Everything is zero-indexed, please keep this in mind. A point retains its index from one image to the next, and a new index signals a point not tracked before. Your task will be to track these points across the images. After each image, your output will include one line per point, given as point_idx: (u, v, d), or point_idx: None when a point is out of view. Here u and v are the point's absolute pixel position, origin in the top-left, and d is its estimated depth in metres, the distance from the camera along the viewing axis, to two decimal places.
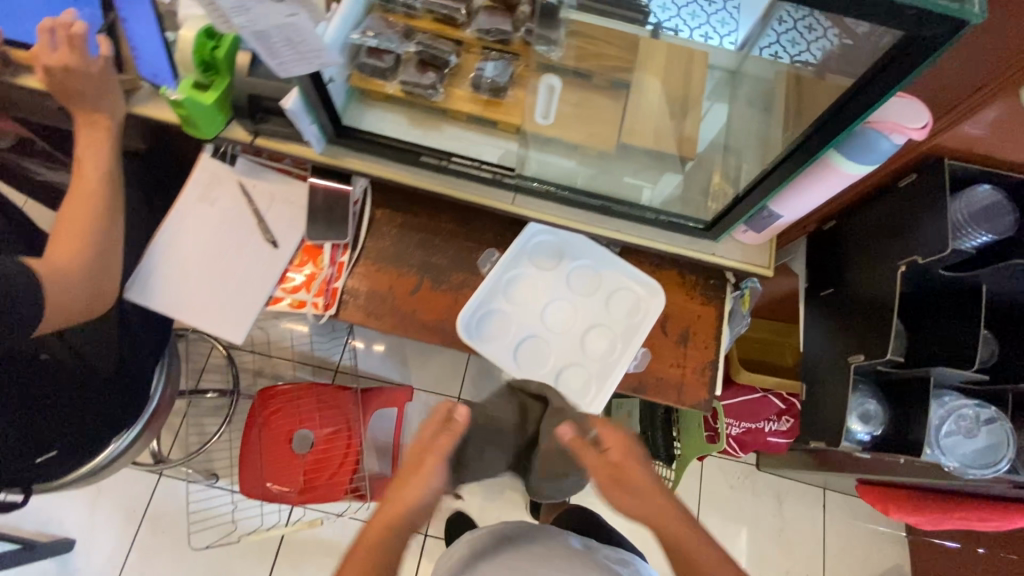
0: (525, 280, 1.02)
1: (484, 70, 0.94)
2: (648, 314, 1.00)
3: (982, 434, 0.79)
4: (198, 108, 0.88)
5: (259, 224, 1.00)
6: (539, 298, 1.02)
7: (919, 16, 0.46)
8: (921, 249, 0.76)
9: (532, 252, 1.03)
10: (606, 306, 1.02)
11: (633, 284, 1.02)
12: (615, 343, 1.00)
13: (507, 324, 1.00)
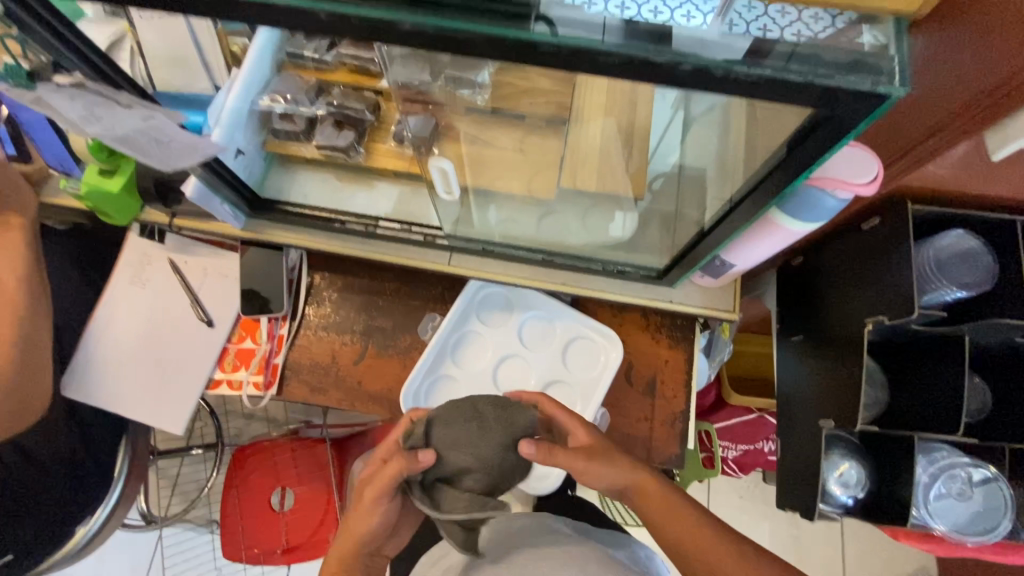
0: (473, 339, 0.95)
1: (404, 123, 0.85)
2: (608, 366, 0.93)
3: (976, 496, 0.70)
4: (104, 197, 0.83)
5: (192, 303, 0.96)
6: (490, 359, 0.94)
7: (828, 93, 0.37)
8: (892, 297, 0.65)
9: (478, 310, 0.95)
10: (563, 362, 0.94)
11: (591, 334, 0.95)
12: (575, 401, 0.92)
13: (457, 391, 0.93)
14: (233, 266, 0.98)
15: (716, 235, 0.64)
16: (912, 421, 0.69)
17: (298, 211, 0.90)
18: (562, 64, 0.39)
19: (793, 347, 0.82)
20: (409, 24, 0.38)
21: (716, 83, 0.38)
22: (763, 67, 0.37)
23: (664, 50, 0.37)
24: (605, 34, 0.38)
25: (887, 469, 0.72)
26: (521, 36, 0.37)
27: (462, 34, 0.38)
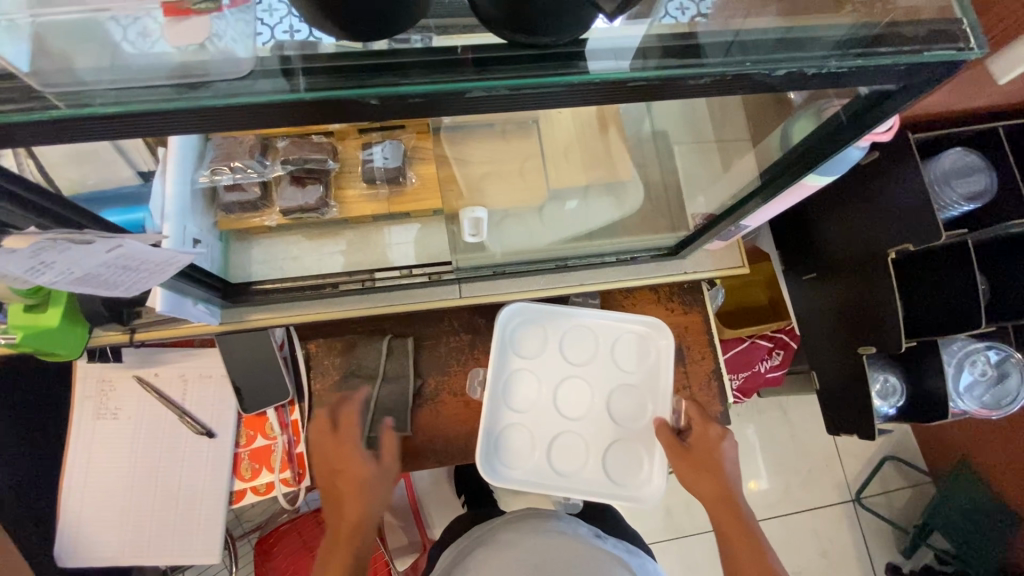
0: (520, 378, 0.89)
1: (373, 160, 0.76)
2: (660, 353, 0.91)
3: (996, 374, 0.78)
4: (47, 336, 0.69)
5: (182, 418, 0.84)
6: (546, 392, 0.89)
7: (909, 70, 0.37)
8: (897, 220, 0.68)
9: (514, 346, 0.89)
10: (617, 367, 0.91)
11: (632, 326, 0.92)
12: (644, 401, 0.90)
13: (526, 438, 0.88)
14: (215, 363, 0.86)
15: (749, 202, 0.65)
16: (934, 326, 0.74)
17: (277, 285, 0.80)
18: (643, 98, 0.36)
19: (807, 286, 0.86)
20: (479, 91, 0.33)
21: (804, 81, 0.37)
22: (851, 58, 0.35)
23: (757, 62, 0.35)
24: (693, 56, 0.35)
25: (918, 373, 0.79)
26: (612, 76, 0.33)
27: (543, 89, 0.33)
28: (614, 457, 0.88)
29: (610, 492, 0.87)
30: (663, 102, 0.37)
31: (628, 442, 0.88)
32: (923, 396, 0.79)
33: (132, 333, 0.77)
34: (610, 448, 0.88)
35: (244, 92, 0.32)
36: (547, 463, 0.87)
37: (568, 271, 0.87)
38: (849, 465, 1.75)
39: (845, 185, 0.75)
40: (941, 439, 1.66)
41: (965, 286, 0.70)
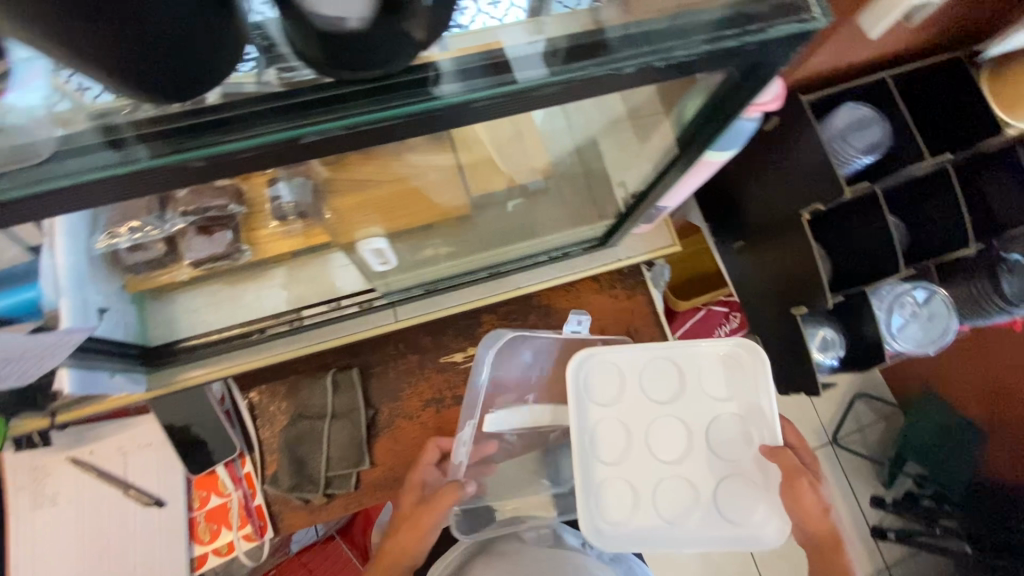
0: (601, 427, 0.75)
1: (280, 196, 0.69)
2: (754, 375, 0.74)
3: (927, 312, 0.81)
4: None
5: (127, 492, 0.80)
6: (636, 437, 0.75)
7: (761, 47, 0.36)
8: (807, 184, 0.69)
9: (592, 390, 0.76)
10: (707, 396, 0.75)
11: (714, 348, 0.76)
12: (752, 441, 0.73)
13: (627, 497, 0.73)
14: (153, 429, 0.83)
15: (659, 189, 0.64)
16: (862, 275, 0.76)
17: (202, 340, 0.78)
18: (494, 114, 0.35)
19: (738, 252, 0.86)
20: (312, 136, 0.31)
21: (658, 74, 0.36)
22: (699, 44, 0.35)
23: (603, 63, 0.34)
24: (539, 65, 0.34)
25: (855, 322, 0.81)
26: (448, 100, 0.32)
27: (378, 124, 0.32)
28: (725, 505, 0.72)
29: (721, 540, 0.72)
30: (521, 114, 0.36)
31: (742, 486, 0.72)
32: (861, 343, 0.81)
33: (54, 417, 0.73)
34: (719, 489, 0.73)
35: (63, 175, 0.30)
36: (651, 518, 0.73)
37: (502, 278, 0.86)
38: (823, 410, 1.80)
39: (756, 153, 0.75)
40: (905, 369, 1.72)
41: (882, 235, 0.72)
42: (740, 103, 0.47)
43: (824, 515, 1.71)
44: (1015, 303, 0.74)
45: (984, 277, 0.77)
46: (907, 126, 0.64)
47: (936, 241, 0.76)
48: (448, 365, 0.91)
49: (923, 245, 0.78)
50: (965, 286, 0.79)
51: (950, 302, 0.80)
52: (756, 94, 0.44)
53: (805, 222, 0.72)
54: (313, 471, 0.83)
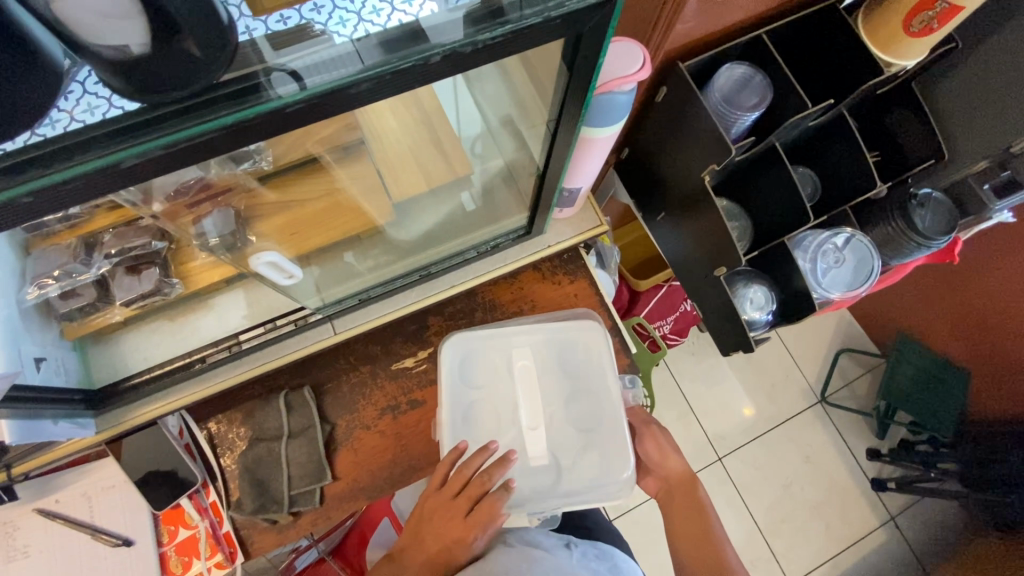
0: (479, 405, 0.85)
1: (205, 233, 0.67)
2: (601, 350, 0.89)
3: (848, 256, 0.82)
4: None
5: (95, 535, 0.81)
6: (508, 415, 0.85)
7: (567, 19, 0.38)
8: (705, 149, 0.71)
9: (467, 374, 0.86)
10: (564, 367, 0.89)
11: (570, 328, 0.90)
12: (601, 393, 0.87)
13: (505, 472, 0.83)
14: (115, 471, 0.84)
15: (550, 173, 0.66)
16: (776, 229, 0.79)
17: (146, 377, 0.79)
18: (317, 115, 0.37)
19: (661, 224, 0.89)
20: (135, 158, 0.33)
21: (470, 59, 0.38)
22: (502, 25, 0.36)
23: (407, 55, 0.35)
24: (350, 62, 0.35)
25: (781, 275, 0.82)
26: (264, 108, 0.34)
27: (201, 138, 0.34)
28: (582, 459, 0.84)
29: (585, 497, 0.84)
30: (344, 113, 0.37)
31: (592, 437, 0.85)
32: (791, 295, 0.82)
33: (8, 471, 0.74)
34: (584, 449, 0.85)
35: None
36: (529, 493, 0.83)
37: (434, 278, 0.88)
38: (808, 370, 1.79)
39: (659, 127, 0.77)
40: (879, 318, 1.73)
41: (785, 186, 0.75)
42: (583, 85, 0.49)
43: (822, 474, 1.70)
44: (931, 238, 0.77)
45: (897, 215, 0.78)
46: (787, 79, 0.66)
47: (846, 186, 0.77)
48: (400, 371, 0.93)
49: (835, 192, 0.79)
50: (883, 227, 0.81)
51: (873, 244, 0.81)
52: (596, 67, 0.45)
53: (708, 186, 0.74)
54: (275, 491, 0.84)
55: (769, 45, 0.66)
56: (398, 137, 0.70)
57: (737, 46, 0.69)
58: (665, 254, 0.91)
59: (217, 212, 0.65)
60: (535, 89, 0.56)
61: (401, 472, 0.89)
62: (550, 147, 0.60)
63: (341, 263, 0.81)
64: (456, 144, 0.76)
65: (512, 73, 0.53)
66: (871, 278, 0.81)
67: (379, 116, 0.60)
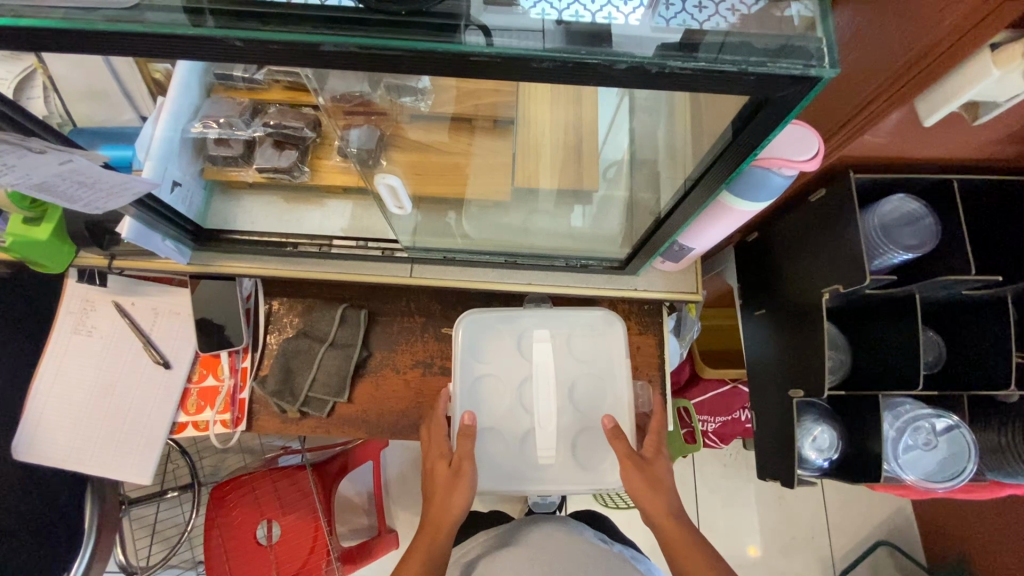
0: (485, 380, 0.88)
1: (348, 140, 0.70)
2: (613, 345, 0.90)
3: (941, 444, 0.72)
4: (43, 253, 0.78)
5: (145, 346, 0.91)
6: (510, 397, 0.88)
7: (760, 80, 0.37)
8: (838, 266, 0.66)
9: (477, 346, 0.89)
10: (573, 358, 0.90)
11: (587, 317, 0.90)
12: (606, 389, 0.89)
13: (504, 448, 0.87)
14: (186, 302, 0.93)
15: (672, 220, 0.65)
16: (876, 379, 0.73)
17: (245, 237, 0.87)
18: (494, 73, 0.39)
19: (757, 320, 0.83)
20: (330, 46, 0.36)
21: (650, 78, 0.38)
22: (696, 60, 0.36)
23: (597, 52, 0.36)
24: (538, 39, 0.37)
25: (855, 426, 0.75)
26: (451, 48, 0.36)
27: (390, 52, 0.37)
28: (581, 446, 0.88)
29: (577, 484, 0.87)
30: (513, 82, 0.39)
31: (587, 429, 0.88)
32: (859, 453, 0.75)
33: (112, 260, 0.85)
34: (578, 438, 0.88)
35: (132, 21, 0.37)
36: (523, 471, 0.87)
37: (516, 268, 0.90)
38: (837, 541, 1.62)
39: (799, 223, 0.73)
40: (938, 529, 1.53)
41: (907, 341, 0.68)
42: (743, 150, 0.47)
43: None
44: None
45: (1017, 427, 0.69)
46: (959, 235, 0.61)
47: (978, 373, 0.69)
48: (446, 336, 0.95)
49: (960, 372, 0.71)
50: (996, 433, 0.71)
51: (978, 447, 0.71)
52: (765, 138, 0.44)
53: (820, 298, 0.70)
54: (296, 385, 0.90)
55: (956, 191, 0.61)
56: (548, 127, 0.71)
57: (917, 182, 0.64)
58: (746, 350, 0.86)
59: (365, 127, 0.68)
60: (690, 139, 0.56)
61: (406, 425, 0.91)
62: (682, 194, 0.60)
63: (454, 217, 0.85)
64: (595, 161, 0.77)
65: (683, 115, 0.53)
66: (960, 480, 0.71)
67: (543, 97, 0.63)
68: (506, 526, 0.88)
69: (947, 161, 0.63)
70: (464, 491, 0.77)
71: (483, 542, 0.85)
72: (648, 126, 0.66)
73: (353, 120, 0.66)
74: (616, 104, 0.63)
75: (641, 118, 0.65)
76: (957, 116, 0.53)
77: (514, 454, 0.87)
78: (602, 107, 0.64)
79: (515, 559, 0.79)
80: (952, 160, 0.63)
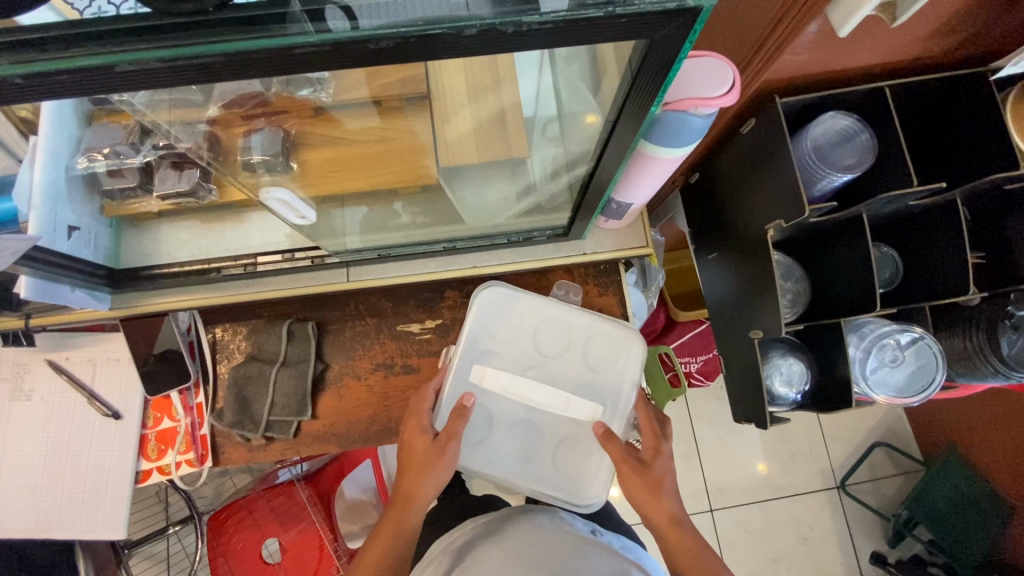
0: (494, 444, 0.85)
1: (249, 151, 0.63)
2: (529, 309, 0.87)
3: (908, 358, 0.71)
4: None
5: (89, 400, 0.86)
6: (524, 433, 0.85)
7: (633, 22, 0.33)
8: (778, 200, 0.62)
9: (468, 433, 0.84)
10: (517, 346, 0.86)
11: (486, 305, 0.86)
12: (561, 329, 0.87)
13: (573, 450, 0.85)
14: (122, 347, 0.88)
15: (599, 180, 0.60)
16: (833, 306, 0.71)
17: (166, 272, 0.81)
18: (332, 63, 0.34)
19: (711, 264, 0.81)
20: (127, 65, 0.31)
21: (511, 40, 0.33)
22: (553, 10, 0.31)
23: (438, 21, 0.31)
24: (375, 14, 0.32)
25: (823, 356, 0.74)
26: (276, 43, 0.31)
27: (200, 59, 0.31)
28: (591, 382, 0.86)
29: (625, 384, 0.86)
30: (357, 68, 0.34)
31: (582, 366, 0.86)
32: (830, 383, 0.73)
33: (29, 319, 0.79)
34: (584, 370, 0.86)
35: None
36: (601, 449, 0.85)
37: (457, 253, 0.86)
38: (834, 452, 1.65)
39: (737, 156, 0.69)
40: (929, 423, 1.56)
41: (859, 265, 0.66)
42: (646, 99, 0.43)
43: (813, 560, 1.59)
44: (1013, 369, 0.66)
45: (980, 329, 0.68)
46: (898, 146, 0.58)
47: (934, 283, 0.68)
48: (403, 333, 0.92)
49: (917, 285, 0.70)
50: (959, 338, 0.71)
51: (944, 354, 0.70)
52: (663, 82, 0.40)
53: (763, 225, 0.67)
54: (255, 412, 0.86)
55: (888, 100, 0.57)
56: None
57: (847, 96, 0.60)
58: (705, 292, 0.84)
59: (266, 130, 0.61)
60: (597, 90, 0.51)
61: (377, 431, 0.89)
62: (600, 155, 0.55)
63: (379, 209, 0.79)
64: None
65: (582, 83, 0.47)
66: (931, 389, 0.70)
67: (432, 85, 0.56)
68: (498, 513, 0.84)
69: (875, 67, 0.59)
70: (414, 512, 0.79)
71: (472, 530, 0.81)
72: (574, 104, 0.59)
73: (256, 123, 0.59)
74: (534, 89, 0.57)
75: (563, 97, 0.58)
76: (875, 19, 0.49)
77: (586, 445, 0.85)
78: (520, 100, 0.58)
79: (499, 551, 0.75)
80: (879, 65, 0.59)
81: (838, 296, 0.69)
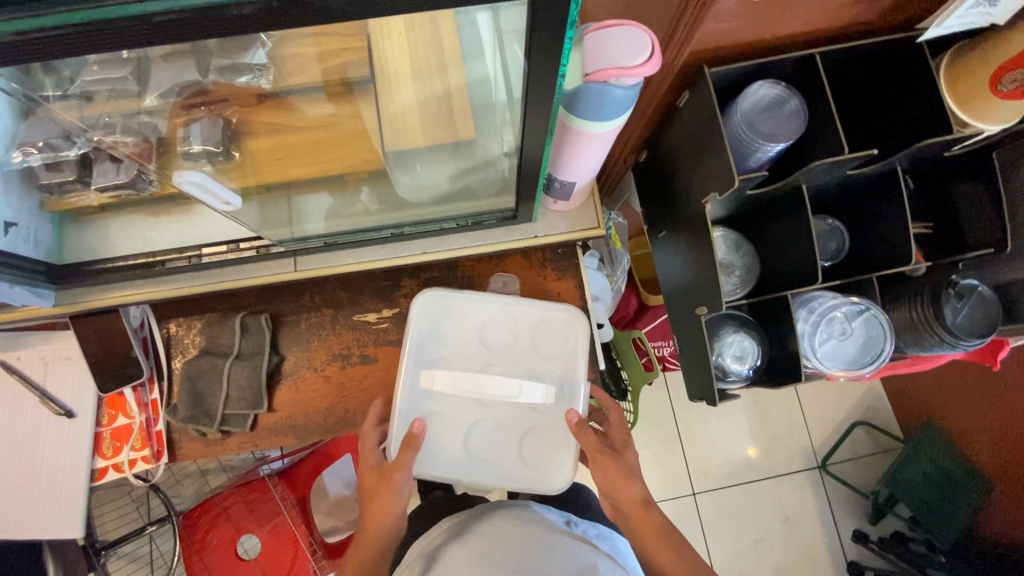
0: (450, 441, 0.84)
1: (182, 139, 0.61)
2: (471, 309, 0.86)
3: (857, 330, 0.71)
4: None
5: (42, 399, 0.85)
6: (481, 427, 0.84)
7: None
8: (716, 172, 0.62)
9: (430, 442, 0.84)
10: (463, 344, 0.85)
11: (428, 307, 0.85)
12: (506, 322, 0.86)
13: (533, 438, 0.84)
14: (74, 345, 0.87)
15: (529, 158, 0.59)
16: (782, 279, 0.70)
17: (110, 266, 0.80)
18: (201, 30, 0.33)
19: (662, 242, 0.80)
20: None
21: (386, 2, 0.32)
22: None
23: None
24: None
25: (775, 333, 0.73)
26: (134, 10, 0.30)
27: (58, 30, 0.31)
28: (543, 370, 0.85)
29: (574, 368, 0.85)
30: (230, 37, 0.33)
31: (534, 354, 0.85)
32: (781, 359, 0.73)
33: None
34: (535, 358, 0.85)
35: None
36: (560, 437, 0.84)
37: (406, 239, 0.85)
38: (814, 431, 1.65)
39: (680, 133, 0.68)
40: (906, 400, 1.56)
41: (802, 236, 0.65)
42: (549, 59, 0.42)
43: (796, 541, 1.59)
44: (959, 338, 0.66)
45: (927, 300, 0.68)
46: (830, 114, 0.57)
47: (880, 253, 0.67)
48: (360, 323, 0.91)
49: (864, 255, 0.69)
50: (907, 311, 0.70)
51: (891, 323, 0.70)
52: (557, 39, 0.38)
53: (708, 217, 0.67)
54: (210, 405, 0.86)
55: (818, 67, 0.57)
56: None
57: (779, 65, 0.59)
58: (660, 273, 0.83)
59: (206, 119, 0.60)
60: (513, 59, 0.50)
61: (334, 421, 0.88)
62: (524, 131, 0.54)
63: (323, 197, 0.77)
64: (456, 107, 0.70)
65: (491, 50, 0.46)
66: (880, 359, 0.71)
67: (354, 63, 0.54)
68: (468, 512, 0.82)
69: (805, 34, 0.59)
70: (389, 502, 0.77)
71: (444, 533, 0.80)
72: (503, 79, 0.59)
73: (193, 112, 0.59)
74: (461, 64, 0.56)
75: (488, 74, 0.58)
76: None
77: (548, 434, 0.84)
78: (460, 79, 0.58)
79: (464, 552, 0.73)
80: (809, 32, 0.58)
81: (786, 269, 0.69)
